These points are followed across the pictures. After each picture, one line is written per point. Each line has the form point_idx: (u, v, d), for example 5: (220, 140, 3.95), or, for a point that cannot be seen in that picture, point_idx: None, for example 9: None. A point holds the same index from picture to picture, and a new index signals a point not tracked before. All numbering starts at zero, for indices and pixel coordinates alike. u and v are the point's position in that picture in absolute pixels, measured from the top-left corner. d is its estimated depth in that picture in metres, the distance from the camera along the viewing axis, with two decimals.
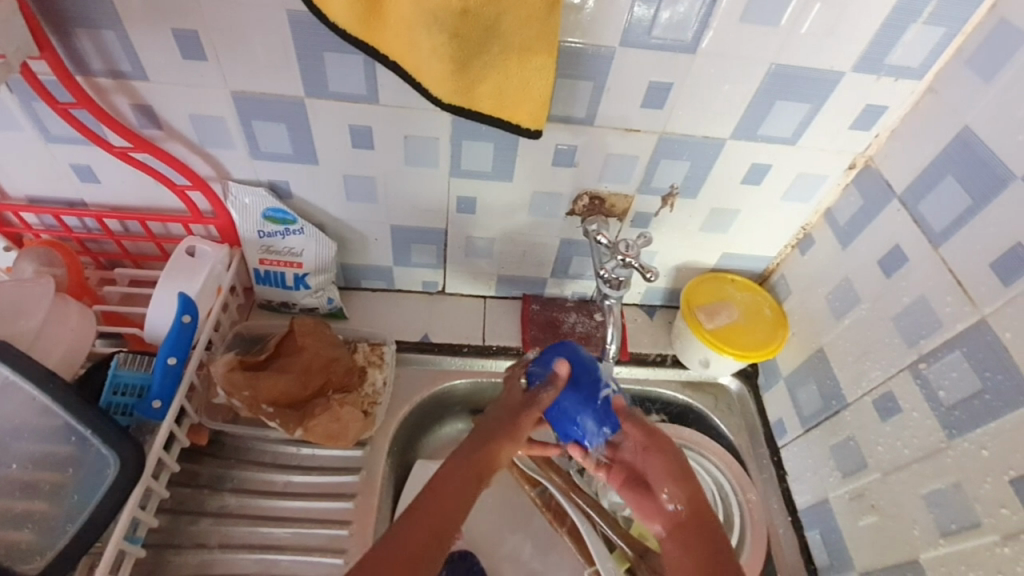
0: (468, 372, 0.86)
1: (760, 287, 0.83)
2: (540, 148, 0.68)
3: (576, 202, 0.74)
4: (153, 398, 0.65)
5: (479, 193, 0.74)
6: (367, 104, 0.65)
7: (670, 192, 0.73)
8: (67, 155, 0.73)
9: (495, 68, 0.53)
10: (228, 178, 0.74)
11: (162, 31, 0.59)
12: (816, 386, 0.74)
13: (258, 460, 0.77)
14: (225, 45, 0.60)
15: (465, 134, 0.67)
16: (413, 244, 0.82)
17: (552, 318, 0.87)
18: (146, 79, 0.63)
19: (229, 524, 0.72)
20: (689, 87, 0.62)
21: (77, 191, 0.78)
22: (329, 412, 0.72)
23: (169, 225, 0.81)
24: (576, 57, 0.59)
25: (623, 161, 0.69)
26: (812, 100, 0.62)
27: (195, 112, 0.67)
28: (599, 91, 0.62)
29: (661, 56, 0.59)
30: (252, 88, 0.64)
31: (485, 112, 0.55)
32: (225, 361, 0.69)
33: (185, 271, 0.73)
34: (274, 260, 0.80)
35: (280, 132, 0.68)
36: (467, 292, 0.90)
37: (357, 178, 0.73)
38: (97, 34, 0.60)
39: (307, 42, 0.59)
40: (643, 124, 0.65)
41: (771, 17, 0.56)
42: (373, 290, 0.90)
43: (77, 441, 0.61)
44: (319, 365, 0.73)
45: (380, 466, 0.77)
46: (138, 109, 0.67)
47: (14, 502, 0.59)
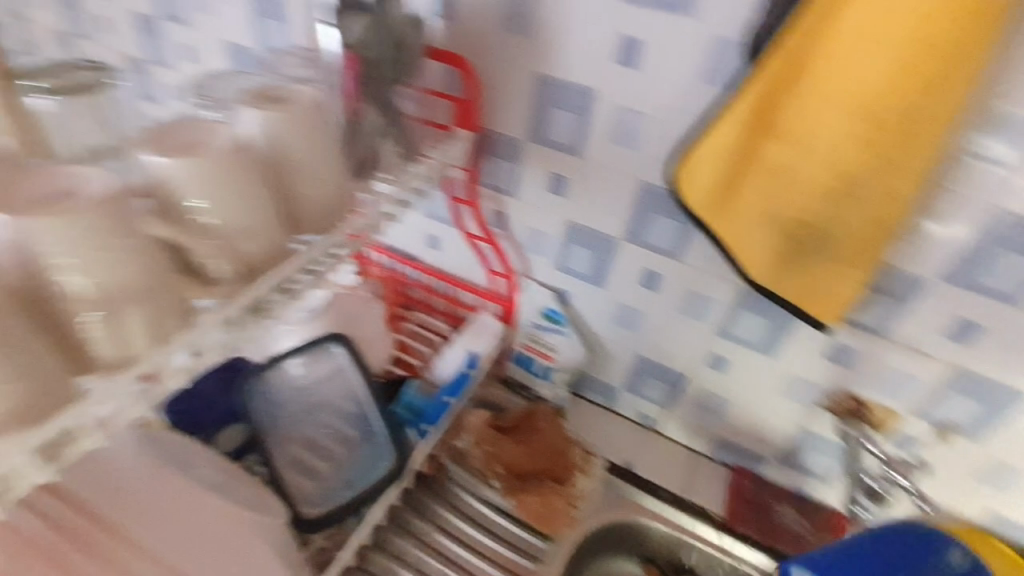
0: (662, 519, 0.86)
1: None
2: (813, 339, 0.72)
3: (836, 399, 0.75)
4: (424, 422, 0.82)
5: (735, 357, 0.80)
6: (669, 257, 0.77)
7: (945, 425, 0.70)
8: (431, 227, 0.98)
9: (814, 271, 0.59)
10: (528, 275, 0.92)
11: (543, 171, 0.79)
12: None
13: (459, 507, 0.85)
14: (581, 190, 0.78)
15: (746, 305, 0.75)
16: (650, 378, 0.91)
17: (765, 502, 0.86)
18: (513, 196, 0.84)
19: (422, 553, 0.80)
20: (1000, 334, 0.61)
21: (419, 251, 1.03)
22: (541, 496, 0.81)
23: (468, 294, 1.01)
24: (888, 275, 0.63)
25: (898, 377, 0.69)
26: None
27: (533, 227, 0.86)
28: (897, 309, 0.65)
29: (980, 298, 0.60)
30: (585, 222, 0.81)
31: (783, 298, 0.62)
32: (483, 417, 0.86)
33: (476, 335, 0.90)
34: (534, 348, 0.94)
35: (588, 257, 0.84)
36: (678, 440, 0.94)
37: (630, 309, 0.86)
38: (494, 162, 0.82)
39: (646, 203, 0.74)
40: (935, 351, 0.66)
41: None
42: (590, 402, 0.99)
43: (362, 429, 0.81)
44: (547, 452, 0.84)
45: (557, 566, 0.81)
46: (496, 214, 0.88)
47: (309, 459, 0.78)
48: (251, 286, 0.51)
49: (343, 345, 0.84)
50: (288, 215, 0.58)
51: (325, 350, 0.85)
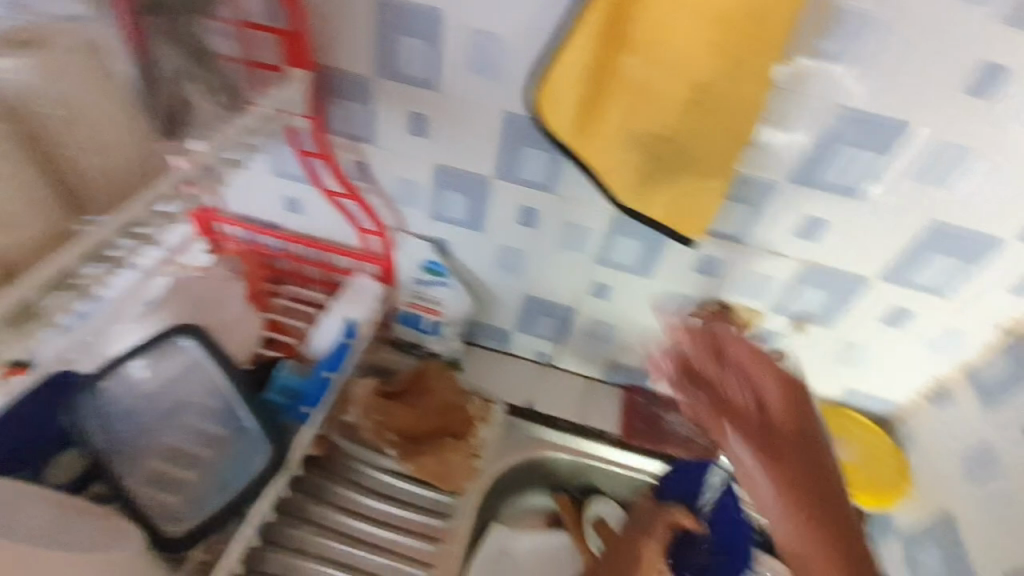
0: (566, 449, 0.91)
1: (882, 430, 0.81)
2: (686, 254, 0.74)
3: (704, 308, 0.80)
4: (304, 405, 0.75)
5: (617, 283, 0.82)
6: (543, 191, 0.73)
7: (801, 318, 0.76)
8: (284, 188, 0.86)
9: (674, 186, 0.59)
10: (403, 230, 0.85)
11: (397, 110, 0.70)
12: (938, 549, 0.72)
13: (357, 483, 0.83)
14: (444, 127, 0.70)
15: (621, 231, 0.74)
16: (540, 316, 0.91)
17: (654, 414, 0.94)
18: (371, 143, 0.75)
19: (324, 537, 0.78)
20: (846, 229, 0.65)
21: (278, 217, 0.92)
22: (439, 455, 0.79)
23: (340, 257, 0.92)
24: (747, 185, 0.63)
25: (760, 280, 0.74)
26: (968, 258, 0.63)
27: (398, 175, 0.77)
28: (755, 214, 0.66)
29: (828, 197, 0.62)
30: (453, 163, 0.74)
31: (654, 218, 0.62)
32: (369, 387, 0.80)
33: (353, 299, 0.83)
34: (419, 305, 0.90)
35: (462, 201, 0.78)
36: (573, 370, 0.98)
37: (512, 251, 0.83)
38: (344, 104, 0.72)
39: (512, 134, 0.69)
40: (791, 250, 0.68)
41: (941, 180, 0.59)
42: (488, 348, 0.99)
43: (235, 427, 0.71)
44: (440, 408, 0.82)
45: (464, 520, 0.83)
46: (358, 165, 0.78)
47: (171, 469, 0.69)
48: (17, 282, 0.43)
49: (195, 335, 0.73)
50: (69, 194, 0.49)
51: (176, 346, 0.73)
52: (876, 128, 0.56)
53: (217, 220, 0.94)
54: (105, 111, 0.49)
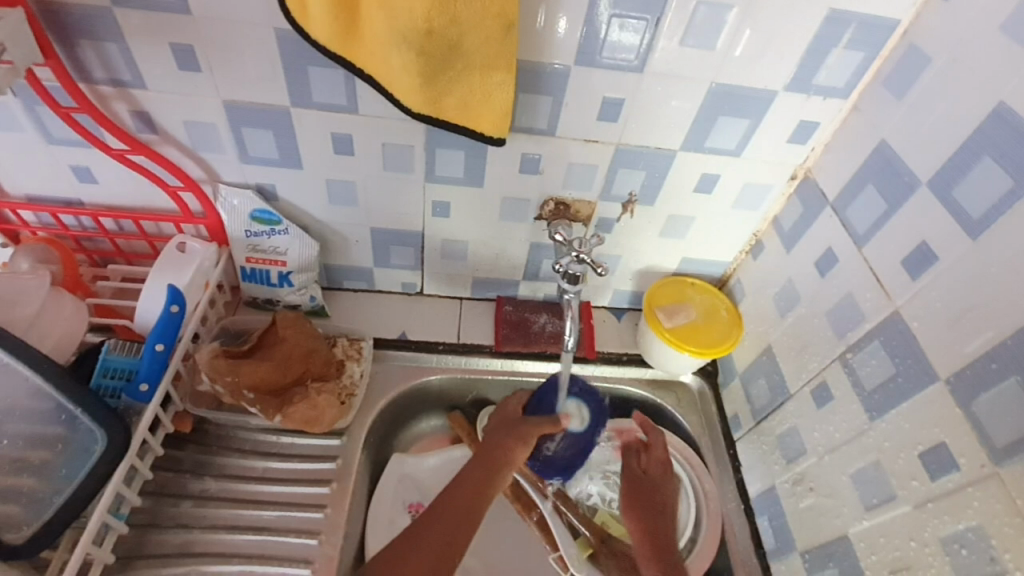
0: (442, 369, 0.92)
1: (718, 290, 0.89)
2: (508, 156, 0.74)
3: (543, 207, 0.80)
4: (140, 381, 0.70)
5: (453, 198, 0.81)
6: (347, 113, 0.70)
7: (629, 200, 0.78)
8: (67, 156, 0.76)
9: (460, 82, 0.58)
10: (218, 180, 0.79)
11: (161, 44, 0.64)
12: (765, 381, 0.80)
13: (240, 447, 0.81)
14: (219, 58, 0.65)
15: (439, 142, 0.73)
16: (391, 247, 0.89)
17: (524, 318, 0.95)
18: (144, 87, 0.68)
19: (210, 507, 0.76)
20: (640, 104, 0.67)
21: (74, 191, 0.81)
22: (308, 400, 0.78)
23: (162, 224, 0.85)
24: (536, 75, 0.64)
25: (585, 170, 0.75)
26: (751, 116, 0.68)
27: (189, 119, 0.72)
28: (558, 104, 0.67)
29: (613, 75, 0.64)
30: (243, 97, 0.69)
31: (449, 121, 0.61)
32: (211, 349, 0.75)
33: (175, 264, 0.77)
34: (260, 258, 0.85)
35: (267, 138, 0.74)
36: (443, 294, 0.97)
37: (339, 183, 0.79)
38: (99, 46, 0.64)
39: (293, 56, 0.65)
40: (600, 135, 0.70)
41: (706, 42, 0.62)
42: (354, 290, 0.96)
43: (66, 420, 0.65)
44: (299, 355, 0.79)
45: (355, 455, 0.82)
46: (136, 115, 0.71)
47: (2, 478, 0.63)
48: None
49: None
50: None
51: None
52: None
53: (1, 206, 0.81)
54: None
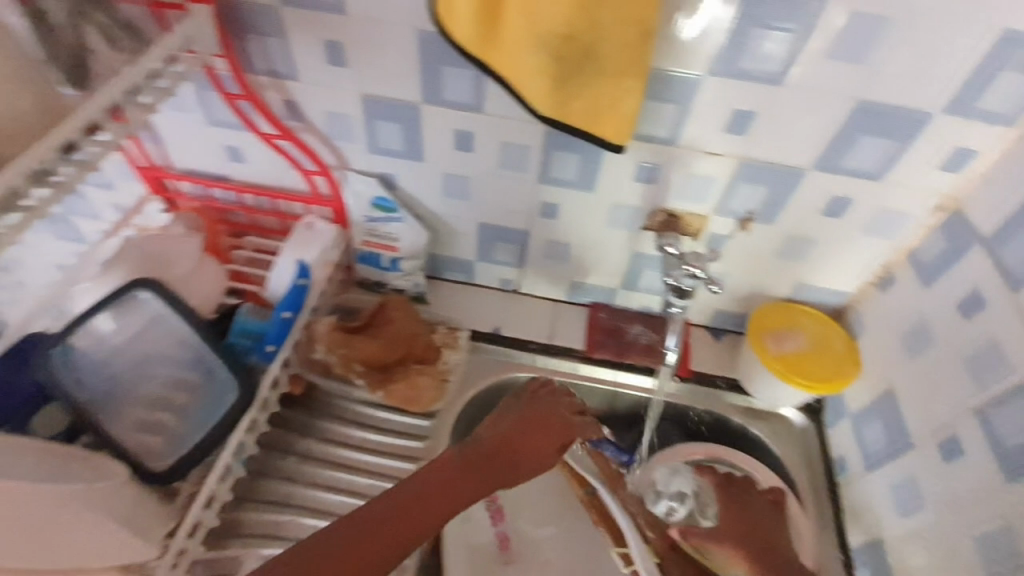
0: (533, 368, 0.93)
1: (834, 321, 0.83)
2: (624, 163, 0.73)
3: (652, 217, 0.79)
4: (269, 343, 0.79)
5: (562, 201, 0.81)
6: (473, 111, 0.73)
7: (747, 216, 0.75)
8: (224, 137, 0.86)
9: (590, 86, 0.58)
10: (347, 167, 0.85)
11: (316, 41, 0.70)
12: (882, 425, 0.73)
13: (341, 415, 0.87)
14: (364, 55, 0.71)
15: (556, 145, 0.74)
16: (496, 242, 0.91)
17: (618, 327, 0.93)
18: (296, 79, 0.75)
19: (312, 466, 0.82)
20: (773, 118, 0.64)
21: (225, 168, 0.91)
22: (408, 380, 0.83)
23: (293, 204, 0.93)
24: (665, 82, 0.63)
25: (702, 182, 0.73)
26: (898, 137, 0.63)
27: (330, 110, 0.78)
28: (684, 114, 0.65)
29: (747, 86, 0.62)
30: (380, 92, 0.74)
31: (574, 126, 0.61)
32: (329, 322, 0.83)
33: (304, 242, 0.85)
34: (375, 243, 0.91)
35: (396, 131, 0.79)
36: (538, 294, 0.98)
37: (456, 177, 0.83)
38: (264, 40, 0.72)
39: (430, 55, 0.69)
40: (724, 147, 0.68)
41: (857, 55, 0.58)
42: (454, 281, 1.00)
43: (205, 370, 0.74)
44: (404, 337, 0.85)
45: (445, 439, 0.86)
46: (286, 104, 0.79)
47: (149, 414, 0.72)
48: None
49: (153, 289, 0.73)
50: None
51: (137, 300, 0.73)
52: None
53: (165, 176, 0.93)
54: None
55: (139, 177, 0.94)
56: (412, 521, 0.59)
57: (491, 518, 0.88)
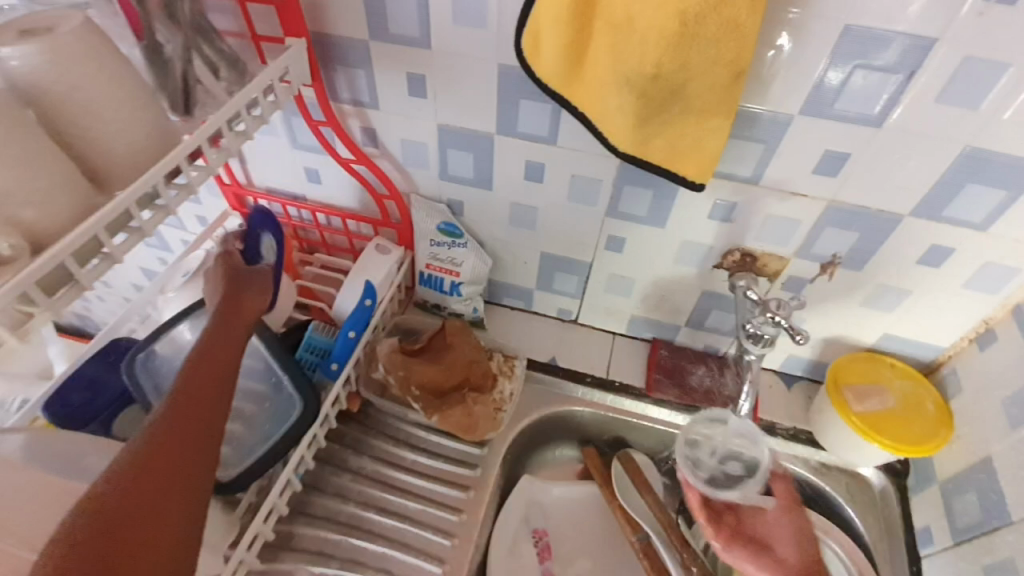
0: (588, 402, 0.91)
1: (924, 378, 0.76)
2: (698, 201, 0.71)
3: (725, 256, 0.76)
4: (333, 360, 0.78)
5: (630, 235, 0.80)
6: (546, 144, 0.73)
7: (830, 261, 0.71)
8: (305, 159, 0.90)
9: (674, 125, 0.58)
10: (417, 193, 0.87)
11: (399, 72, 0.73)
12: (976, 497, 0.67)
13: (393, 435, 0.87)
14: (444, 87, 0.72)
15: (628, 180, 0.73)
16: (558, 273, 0.90)
17: (680, 366, 0.90)
18: (378, 108, 0.78)
19: (363, 485, 0.82)
20: (867, 161, 0.60)
21: (303, 189, 0.95)
22: (463, 407, 0.82)
23: (363, 225, 0.96)
24: (750, 122, 0.61)
25: (783, 224, 0.69)
26: (1012, 187, 0.58)
27: (407, 138, 0.80)
28: (768, 153, 0.63)
29: (841, 128, 0.59)
30: (456, 123, 0.76)
31: (653, 162, 0.60)
32: (390, 343, 0.83)
33: (372, 262, 0.87)
34: (438, 266, 0.91)
35: (469, 161, 0.80)
36: (597, 326, 0.96)
37: (523, 207, 0.83)
38: (352, 72, 0.75)
39: (508, 89, 0.70)
40: (811, 189, 0.65)
41: (968, 100, 0.53)
42: (512, 308, 1.00)
43: (272, 383, 0.76)
44: (461, 363, 0.84)
45: (495, 469, 0.85)
46: (366, 131, 0.82)
47: None
48: (43, 253, 0.46)
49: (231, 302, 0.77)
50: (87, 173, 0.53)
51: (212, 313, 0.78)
52: (890, 41, 0.52)
53: (248, 194, 0.98)
54: (109, 95, 0.52)
55: (222, 194, 0.99)
56: (211, 395, 0.53)
57: (539, 555, 0.85)
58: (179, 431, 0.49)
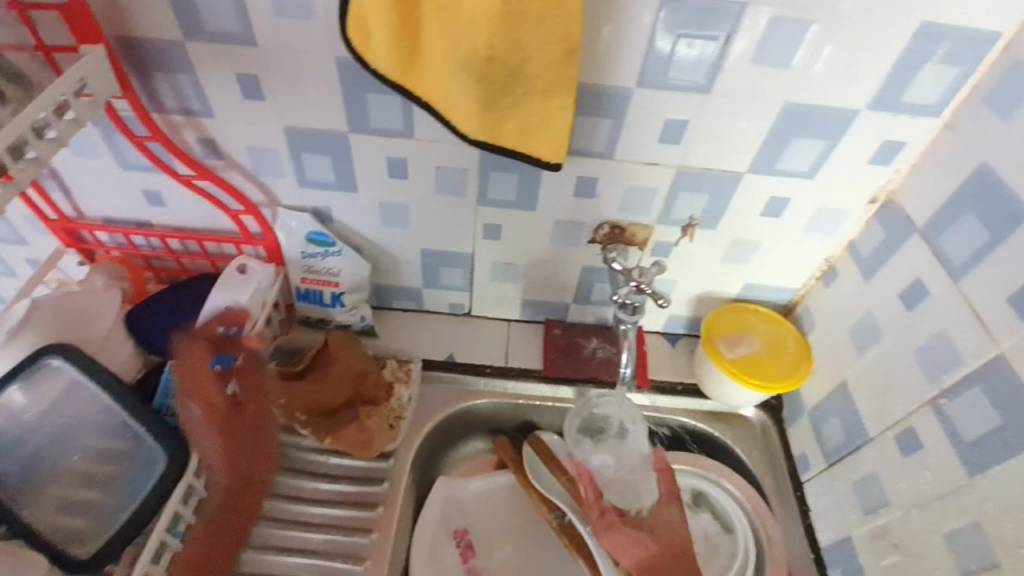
0: (491, 393, 0.90)
1: (784, 318, 0.83)
2: (562, 179, 0.72)
3: (597, 230, 0.78)
4: (201, 401, 0.73)
5: (505, 221, 0.79)
6: (403, 137, 0.70)
7: (690, 223, 0.74)
8: (140, 181, 0.80)
9: (520, 107, 0.56)
10: (277, 204, 0.81)
11: (228, 74, 0.66)
12: (840, 421, 0.73)
13: (289, 465, 0.81)
14: (281, 87, 0.67)
15: (492, 166, 0.72)
16: (442, 268, 0.88)
17: (573, 343, 0.92)
18: (212, 116, 0.70)
19: (260, 526, 0.76)
20: (706, 125, 0.63)
21: (145, 213, 0.85)
22: (357, 423, 0.79)
23: (224, 245, 0.87)
24: (595, 98, 0.62)
25: (642, 193, 0.72)
26: (828, 136, 0.63)
27: (252, 145, 0.73)
28: (617, 127, 0.64)
29: (678, 96, 0.61)
30: (302, 124, 0.70)
31: (507, 147, 0.59)
32: (266, 370, 0.77)
33: (235, 285, 0.80)
34: (314, 279, 0.86)
35: (325, 163, 0.75)
36: (491, 316, 0.95)
37: (392, 206, 0.79)
38: (174, 78, 0.67)
39: (351, 83, 0.66)
40: (662, 157, 0.67)
41: (780, 59, 0.58)
42: (403, 310, 0.96)
43: (131, 437, 0.67)
44: (349, 378, 0.80)
45: (403, 480, 0.81)
46: (203, 142, 0.74)
47: (73, 491, 0.65)
48: None
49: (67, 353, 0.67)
50: None
51: (49, 369, 0.66)
52: (707, 10, 0.55)
53: (79, 227, 0.86)
54: None
55: (49, 230, 0.87)
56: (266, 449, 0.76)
57: (461, 555, 0.84)
58: (219, 542, 0.70)
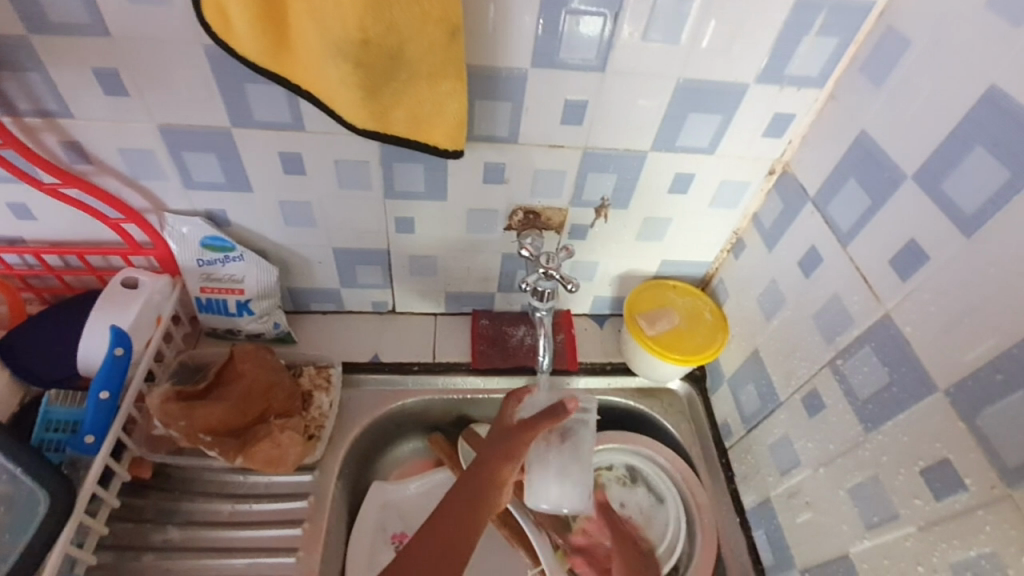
0: (419, 391, 0.87)
1: (701, 291, 0.85)
2: (468, 167, 0.69)
3: (511, 217, 0.76)
4: (85, 433, 0.66)
5: (416, 213, 0.76)
6: (294, 131, 0.66)
7: (601, 204, 0.74)
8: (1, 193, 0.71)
9: (407, 93, 0.53)
10: (164, 209, 0.74)
11: (83, 69, 0.59)
12: (754, 388, 0.76)
13: (204, 490, 0.77)
14: (148, 81, 0.61)
15: (394, 157, 0.69)
16: (357, 266, 0.84)
17: (501, 332, 0.91)
18: (72, 116, 0.63)
19: (173, 559, 0.71)
20: (605, 104, 0.63)
21: (14, 228, 0.76)
22: (270, 438, 0.74)
23: (111, 258, 0.80)
24: (489, 81, 0.60)
25: (551, 176, 0.70)
26: (723, 111, 0.64)
27: (124, 146, 0.67)
28: (517, 110, 0.63)
29: (572, 76, 0.60)
30: (179, 122, 0.64)
31: (400, 136, 0.56)
32: (162, 392, 0.71)
33: (121, 301, 0.73)
34: (215, 287, 0.80)
35: (211, 163, 0.69)
36: (416, 311, 0.92)
37: (293, 204, 0.74)
38: (20, 76, 0.59)
39: (227, 74, 0.60)
40: (565, 139, 0.66)
41: (669, 36, 0.57)
42: (321, 312, 0.91)
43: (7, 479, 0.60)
44: (259, 392, 0.75)
45: (329, 491, 0.78)
46: (67, 146, 0.66)
47: None
48: None
49: None
50: None
51: None
52: None
53: None
54: None
55: None
56: None
57: None
58: None
